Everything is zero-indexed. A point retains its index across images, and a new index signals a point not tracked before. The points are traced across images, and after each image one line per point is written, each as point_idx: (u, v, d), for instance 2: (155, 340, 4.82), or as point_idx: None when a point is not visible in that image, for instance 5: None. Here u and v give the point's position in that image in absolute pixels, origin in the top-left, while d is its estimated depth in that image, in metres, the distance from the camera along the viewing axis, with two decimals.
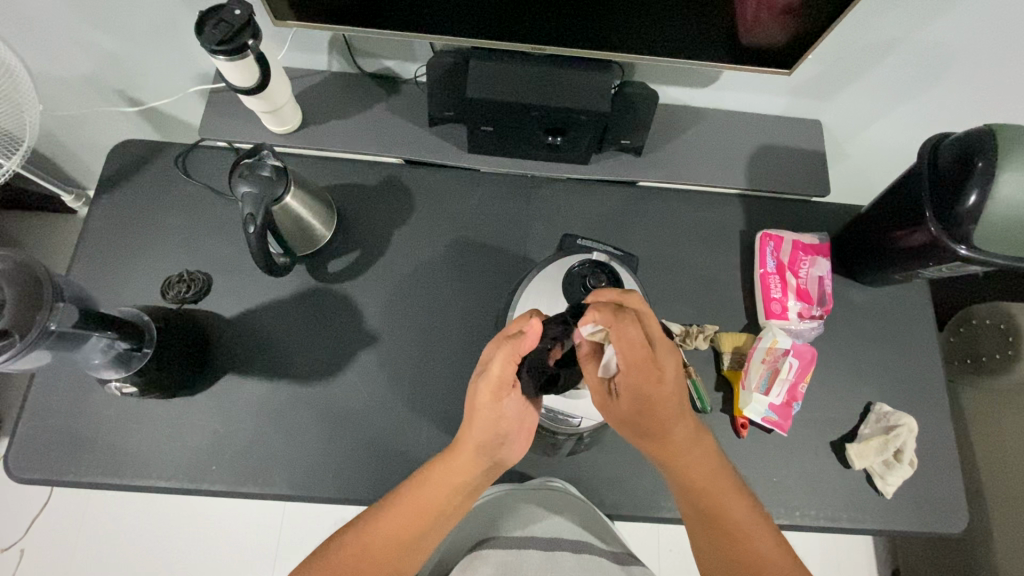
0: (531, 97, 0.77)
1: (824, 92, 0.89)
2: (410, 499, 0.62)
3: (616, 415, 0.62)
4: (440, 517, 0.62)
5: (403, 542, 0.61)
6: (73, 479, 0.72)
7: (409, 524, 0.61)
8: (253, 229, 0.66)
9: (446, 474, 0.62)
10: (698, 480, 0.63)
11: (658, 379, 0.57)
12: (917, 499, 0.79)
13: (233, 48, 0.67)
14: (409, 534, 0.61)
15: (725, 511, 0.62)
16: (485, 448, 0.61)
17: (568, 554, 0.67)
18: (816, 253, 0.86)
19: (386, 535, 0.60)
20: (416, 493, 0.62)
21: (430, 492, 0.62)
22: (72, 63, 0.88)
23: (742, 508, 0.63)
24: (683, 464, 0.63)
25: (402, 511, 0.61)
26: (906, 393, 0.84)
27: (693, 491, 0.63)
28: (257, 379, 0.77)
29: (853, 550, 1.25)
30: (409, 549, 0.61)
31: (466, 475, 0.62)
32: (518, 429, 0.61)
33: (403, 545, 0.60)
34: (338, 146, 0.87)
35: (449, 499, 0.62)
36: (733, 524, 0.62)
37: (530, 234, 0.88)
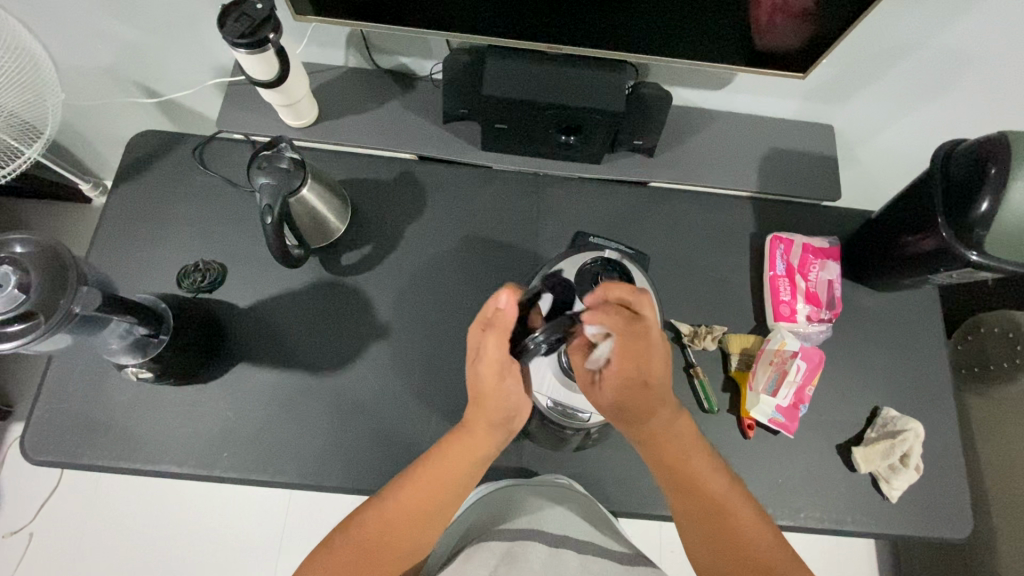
0: (546, 95, 0.77)
1: (837, 97, 0.89)
2: (429, 479, 0.63)
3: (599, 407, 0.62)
4: (458, 492, 0.64)
5: (424, 520, 0.62)
6: (87, 462, 0.73)
7: (429, 503, 0.62)
8: (271, 220, 0.67)
9: (462, 450, 0.64)
10: (688, 475, 0.63)
11: (645, 380, 0.58)
12: (923, 504, 0.79)
13: (254, 41, 0.68)
14: (430, 512, 0.62)
15: (717, 507, 0.63)
16: (496, 423, 0.63)
17: (572, 553, 0.66)
18: (826, 256, 0.87)
19: (407, 514, 0.62)
20: (434, 474, 0.63)
21: (449, 470, 0.63)
22: (93, 54, 0.89)
23: (735, 504, 0.63)
24: (670, 458, 0.64)
25: (422, 490, 0.62)
26: (913, 398, 0.84)
27: (682, 486, 0.64)
28: (269, 368, 0.78)
29: (855, 556, 1.25)
30: (429, 527, 0.63)
31: (482, 449, 0.64)
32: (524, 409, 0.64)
33: (424, 523, 0.62)
34: (353, 141, 0.88)
35: (466, 475, 0.64)
36: (725, 520, 0.62)
37: (541, 231, 0.89)
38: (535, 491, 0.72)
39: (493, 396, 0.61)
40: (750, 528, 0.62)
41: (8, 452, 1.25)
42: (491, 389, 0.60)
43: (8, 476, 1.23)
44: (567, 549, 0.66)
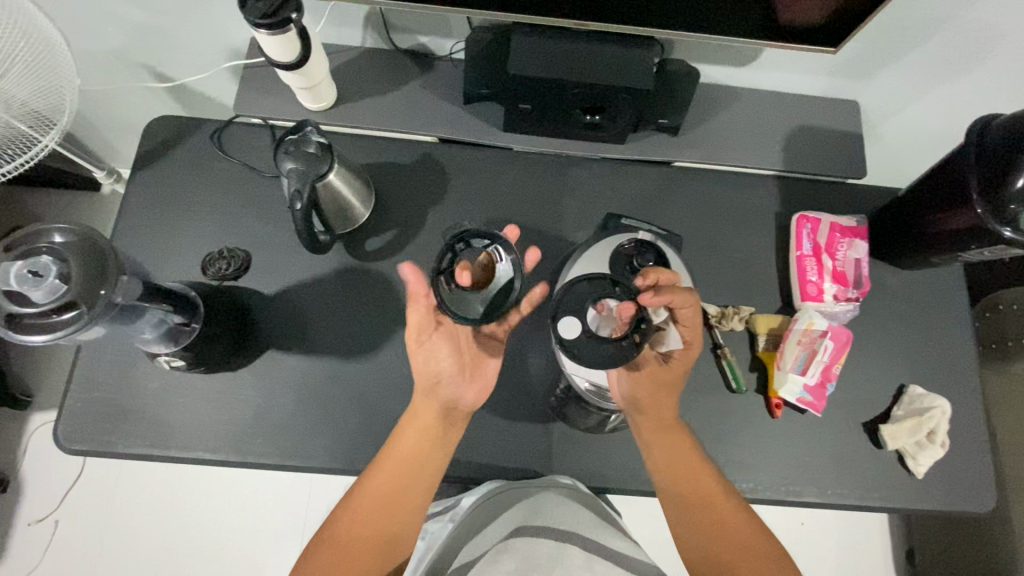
0: (573, 74, 0.76)
1: (865, 73, 0.88)
2: (391, 463, 0.68)
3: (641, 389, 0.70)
4: (420, 473, 0.68)
5: (395, 503, 0.67)
6: (121, 450, 0.73)
7: (396, 486, 0.67)
8: (300, 206, 0.66)
9: (413, 430, 0.69)
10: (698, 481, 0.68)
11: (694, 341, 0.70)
12: (948, 480, 0.80)
13: (276, 22, 0.66)
14: (398, 494, 0.67)
15: (721, 515, 0.67)
16: (428, 392, 0.70)
17: (578, 550, 0.71)
18: (854, 235, 0.86)
19: (379, 500, 0.67)
20: (394, 457, 0.68)
21: (406, 453, 0.68)
22: (103, 37, 0.87)
23: (739, 512, 0.68)
24: (684, 465, 0.69)
25: (388, 475, 0.67)
26: (939, 375, 0.84)
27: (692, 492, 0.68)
28: (298, 355, 0.78)
29: (869, 530, 1.27)
30: (402, 510, 0.67)
31: (426, 422, 0.69)
32: (453, 372, 0.71)
33: (396, 505, 0.67)
34: (373, 124, 0.86)
35: (421, 457, 0.69)
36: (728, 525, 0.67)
37: (565, 213, 0.88)
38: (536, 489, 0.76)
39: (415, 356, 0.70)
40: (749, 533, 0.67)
41: (30, 443, 1.26)
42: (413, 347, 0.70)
43: (32, 466, 1.24)
44: (574, 544, 0.71)
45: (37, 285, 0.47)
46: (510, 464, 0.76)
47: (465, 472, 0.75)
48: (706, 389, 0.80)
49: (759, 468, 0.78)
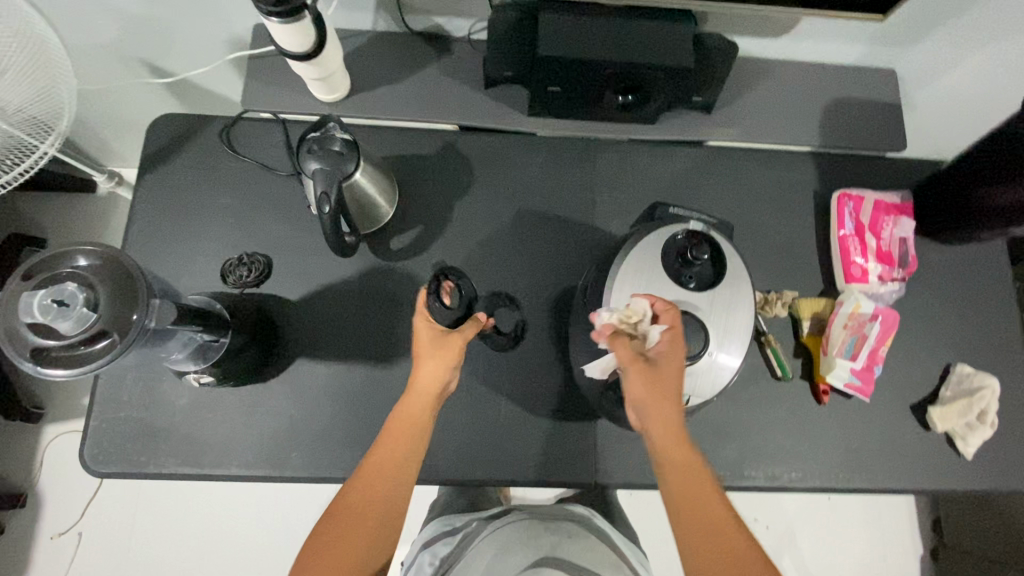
0: (607, 53, 0.71)
1: (906, 40, 0.83)
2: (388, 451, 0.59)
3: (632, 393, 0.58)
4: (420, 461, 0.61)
5: (393, 496, 0.58)
6: (153, 471, 0.70)
7: (385, 477, 0.58)
8: (329, 210, 0.62)
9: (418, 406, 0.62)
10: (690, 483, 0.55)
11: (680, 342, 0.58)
12: (997, 459, 0.79)
13: (290, 9, 0.61)
14: (397, 487, 0.58)
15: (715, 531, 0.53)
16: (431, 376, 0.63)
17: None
18: (897, 212, 0.83)
19: (372, 494, 0.57)
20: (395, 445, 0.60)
21: (407, 441, 0.60)
22: (95, 31, 0.81)
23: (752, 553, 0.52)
24: (672, 468, 0.56)
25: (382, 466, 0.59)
26: (985, 353, 0.83)
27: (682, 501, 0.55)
28: (329, 363, 0.74)
29: (895, 501, 1.28)
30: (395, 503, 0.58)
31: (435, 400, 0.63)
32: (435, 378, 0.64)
33: (390, 499, 0.58)
34: (392, 115, 0.81)
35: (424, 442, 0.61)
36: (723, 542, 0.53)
37: (597, 202, 0.84)
38: (559, 514, 0.71)
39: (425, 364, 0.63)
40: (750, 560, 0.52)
41: (46, 455, 1.23)
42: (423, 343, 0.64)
43: (50, 478, 1.22)
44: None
45: (64, 316, 0.43)
46: (555, 464, 0.74)
47: (509, 475, 0.73)
48: (751, 378, 0.78)
49: (807, 456, 0.77)
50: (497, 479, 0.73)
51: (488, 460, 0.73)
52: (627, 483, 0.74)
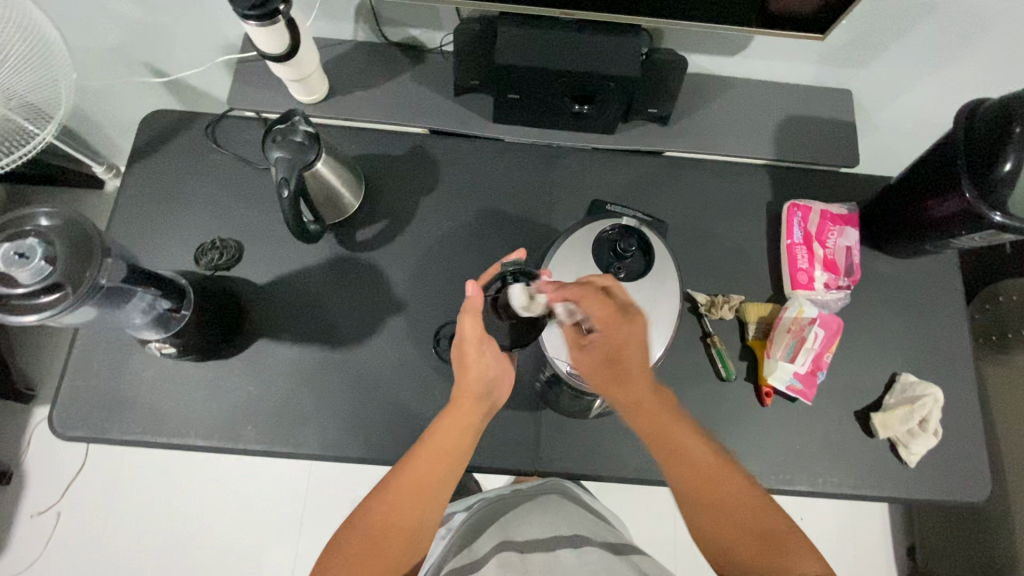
0: (559, 63, 0.76)
1: (856, 60, 0.87)
2: (406, 479, 0.61)
3: (583, 368, 0.65)
4: (447, 485, 0.62)
5: (411, 526, 0.59)
6: (115, 437, 0.74)
7: (428, 473, 0.61)
8: (288, 193, 0.67)
9: (449, 426, 0.64)
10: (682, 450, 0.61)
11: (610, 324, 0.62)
12: (941, 469, 0.79)
13: (265, 13, 0.67)
14: (421, 513, 0.60)
15: (732, 497, 0.59)
16: (478, 394, 0.65)
17: (568, 551, 0.60)
18: (844, 223, 0.86)
19: (391, 525, 0.59)
20: (411, 472, 0.61)
21: (425, 469, 0.61)
22: (100, 35, 0.89)
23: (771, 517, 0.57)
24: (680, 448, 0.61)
25: (397, 496, 0.60)
26: (932, 364, 0.84)
27: (680, 468, 0.60)
28: (289, 344, 0.79)
29: (869, 504, 1.27)
30: (415, 531, 0.60)
31: (469, 419, 0.64)
32: (499, 377, 0.67)
33: (412, 528, 0.59)
34: (365, 117, 0.87)
35: (464, 446, 0.64)
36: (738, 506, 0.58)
37: (555, 203, 0.88)
38: (535, 489, 0.74)
39: (472, 365, 0.65)
40: (774, 522, 0.57)
41: (34, 434, 1.28)
42: (473, 359, 0.65)
43: (36, 456, 1.27)
44: (563, 548, 0.61)
45: (22, 266, 0.48)
46: (498, 451, 0.76)
47: None
48: (695, 377, 0.80)
49: (748, 456, 0.78)
50: None
51: None
52: (568, 474, 0.76)
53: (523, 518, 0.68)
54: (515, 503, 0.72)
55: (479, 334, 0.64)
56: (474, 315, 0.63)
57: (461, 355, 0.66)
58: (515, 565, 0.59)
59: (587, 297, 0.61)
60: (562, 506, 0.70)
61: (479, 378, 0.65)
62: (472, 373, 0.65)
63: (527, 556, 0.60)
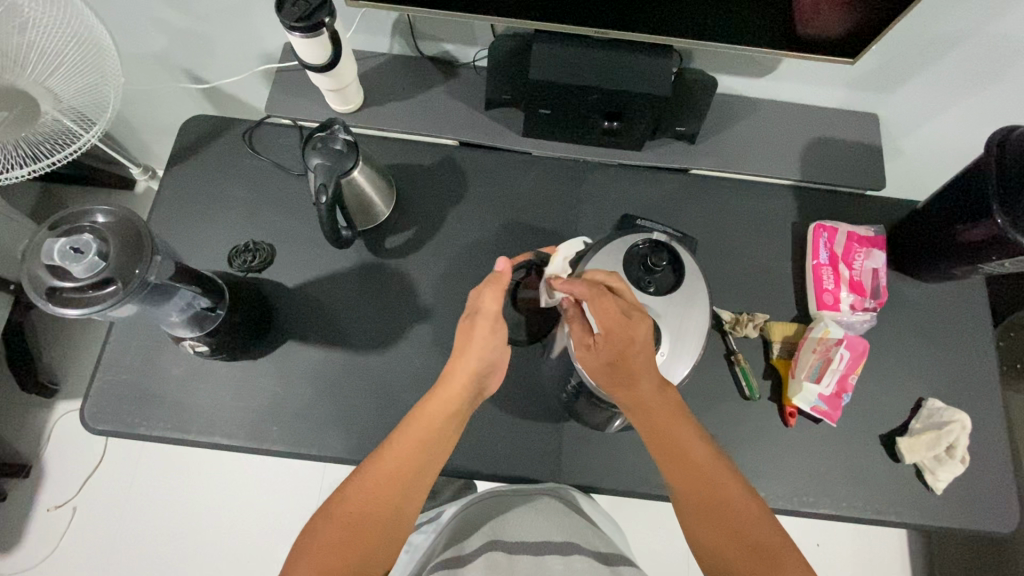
0: (591, 80, 0.78)
1: (884, 85, 0.88)
2: (387, 464, 0.62)
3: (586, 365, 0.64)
4: (427, 472, 0.63)
5: (387, 512, 0.60)
6: (143, 432, 0.75)
7: (409, 459, 0.62)
8: (324, 199, 0.69)
9: (436, 410, 0.64)
10: (681, 453, 0.63)
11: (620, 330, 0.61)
12: (968, 497, 0.78)
13: (310, 25, 0.70)
14: (398, 500, 0.61)
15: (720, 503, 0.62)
16: (470, 375, 0.65)
17: (555, 556, 0.60)
18: (871, 245, 0.86)
19: (369, 510, 0.60)
20: (392, 458, 0.62)
21: (405, 454, 0.62)
22: (146, 41, 0.92)
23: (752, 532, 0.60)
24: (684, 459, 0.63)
25: (378, 481, 0.61)
26: (959, 390, 0.83)
27: (677, 469, 0.63)
28: (316, 347, 0.80)
29: (889, 532, 1.25)
30: (394, 514, 0.60)
31: (454, 406, 0.65)
32: (496, 367, 0.67)
33: (391, 515, 0.60)
34: (397, 127, 0.89)
35: (447, 429, 0.65)
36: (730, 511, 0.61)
37: (582, 217, 0.89)
38: (531, 488, 0.73)
39: (478, 342, 0.66)
40: (756, 530, 0.60)
41: (54, 428, 1.29)
42: (479, 334, 0.66)
43: (56, 449, 1.28)
44: (550, 551, 0.61)
45: (77, 261, 0.50)
46: (519, 462, 0.76)
47: (474, 468, 0.76)
48: (718, 395, 0.80)
49: (772, 476, 0.77)
50: (461, 470, 0.76)
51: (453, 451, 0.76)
52: (589, 487, 0.76)
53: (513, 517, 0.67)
54: (507, 501, 0.71)
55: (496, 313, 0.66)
56: (499, 289, 0.66)
57: (468, 331, 0.67)
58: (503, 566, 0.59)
59: (601, 299, 0.60)
60: (552, 508, 0.69)
61: (479, 357, 0.65)
62: (471, 351, 0.66)
63: (514, 556, 0.60)
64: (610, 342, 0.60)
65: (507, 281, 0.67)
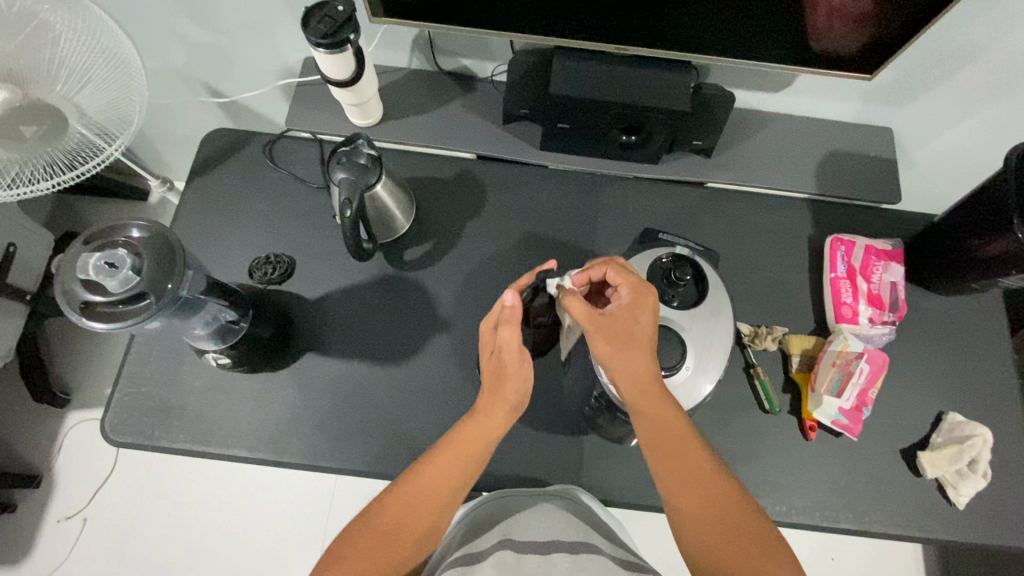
0: (611, 96, 0.79)
1: (897, 100, 0.89)
2: (423, 484, 0.61)
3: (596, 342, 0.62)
4: (461, 493, 0.62)
5: (421, 529, 0.60)
6: (164, 445, 0.75)
7: (445, 481, 0.61)
8: (349, 213, 0.69)
9: (474, 435, 0.63)
10: (681, 458, 0.61)
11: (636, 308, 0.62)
12: (992, 513, 0.78)
13: (334, 42, 0.70)
14: (433, 518, 0.60)
15: (715, 505, 0.59)
16: (512, 401, 0.63)
17: (564, 555, 0.60)
18: (889, 258, 0.86)
19: (403, 525, 0.59)
20: (429, 476, 0.61)
21: (441, 476, 0.61)
22: (168, 55, 0.93)
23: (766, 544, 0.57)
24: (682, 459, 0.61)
25: (411, 498, 0.60)
26: (980, 404, 0.83)
27: (673, 471, 0.61)
28: (336, 359, 0.80)
29: (905, 546, 1.23)
30: (426, 531, 0.60)
31: (493, 432, 0.63)
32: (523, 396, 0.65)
33: (425, 530, 0.60)
34: (416, 140, 0.90)
35: (485, 452, 0.63)
36: (723, 513, 0.59)
37: (599, 229, 0.90)
38: (541, 491, 0.73)
39: (512, 376, 0.63)
40: (757, 532, 0.58)
41: (65, 439, 1.29)
42: (513, 369, 0.63)
43: (67, 460, 1.28)
44: (559, 551, 0.60)
45: (111, 275, 0.50)
46: (539, 474, 0.76)
47: (495, 481, 0.76)
48: (738, 408, 0.80)
49: (793, 491, 0.77)
50: (482, 482, 0.75)
51: None
52: (610, 501, 0.75)
53: (522, 520, 0.67)
54: (516, 504, 0.71)
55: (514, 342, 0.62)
56: (512, 325, 0.62)
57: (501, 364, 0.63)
58: (512, 565, 0.59)
59: (619, 270, 0.64)
60: (561, 510, 0.68)
61: (517, 388, 0.63)
62: (509, 383, 0.63)
63: (524, 556, 0.60)
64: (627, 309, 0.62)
65: (517, 314, 0.63)
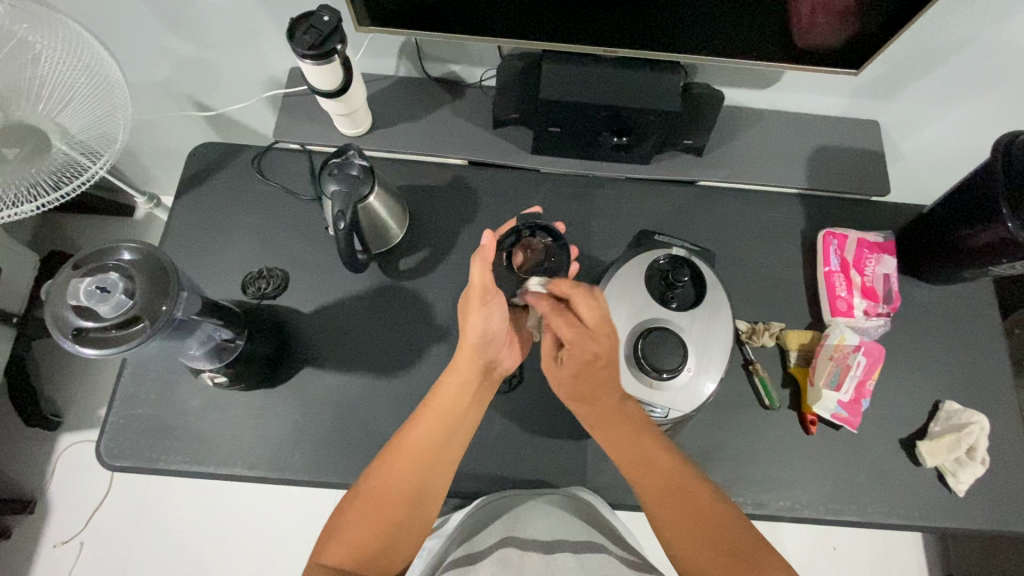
0: (602, 98, 0.78)
1: (883, 93, 0.90)
2: (412, 440, 0.62)
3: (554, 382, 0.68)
4: (451, 450, 0.64)
5: (415, 485, 0.61)
6: (162, 467, 0.74)
7: (437, 434, 0.63)
8: (343, 225, 0.68)
9: (454, 385, 0.65)
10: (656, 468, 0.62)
11: (591, 371, 0.64)
12: (991, 498, 0.79)
13: (322, 52, 0.70)
14: (421, 477, 0.61)
15: (692, 504, 0.60)
16: (480, 348, 0.65)
17: (567, 555, 0.59)
18: (880, 250, 0.87)
19: (390, 488, 0.60)
20: (419, 430, 0.63)
21: (430, 430, 0.63)
22: (151, 70, 0.92)
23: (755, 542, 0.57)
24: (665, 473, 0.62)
25: (406, 457, 0.61)
26: (975, 391, 0.84)
27: (654, 480, 0.62)
28: (335, 373, 0.79)
29: (904, 534, 1.25)
30: (422, 490, 0.61)
31: (470, 381, 0.65)
32: (500, 337, 0.66)
33: (418, 487, 0.60)
34: (408, 148, 0.89)
35: (467, 402, 0.66)
36: (707, 523, 0.59)
37: (593, 231, 0.90)
38: (542, 492, 0.73)
39: (472, 315, 0.64)
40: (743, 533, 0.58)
41: (58, 462, 1.27)
42: (474, 309, 0.64)
43: (61, 483, 1.26)
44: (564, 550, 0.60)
45: (104, 300, 0.50)
46: (544, 480, 0.76)
47: (499, 488, 0.75)
48: (739, 405, 0.80)
49: (796, 486, 0.77)
50: (487, 491, 0.75)
51: (478, 472, 0.75)
52: (616, 503, 0.75)
53: (523, 519, 0.66)
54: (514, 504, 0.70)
55: (487, 285, 0.64)
56: (484, 262, 0.63)
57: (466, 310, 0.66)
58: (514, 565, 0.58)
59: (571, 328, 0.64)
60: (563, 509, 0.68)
61: (478, 329, 0.64)
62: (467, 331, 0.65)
63: (526, 557, 0.59)
64: (572, 362, 0.64)
65: (491, 253, 0.65)
